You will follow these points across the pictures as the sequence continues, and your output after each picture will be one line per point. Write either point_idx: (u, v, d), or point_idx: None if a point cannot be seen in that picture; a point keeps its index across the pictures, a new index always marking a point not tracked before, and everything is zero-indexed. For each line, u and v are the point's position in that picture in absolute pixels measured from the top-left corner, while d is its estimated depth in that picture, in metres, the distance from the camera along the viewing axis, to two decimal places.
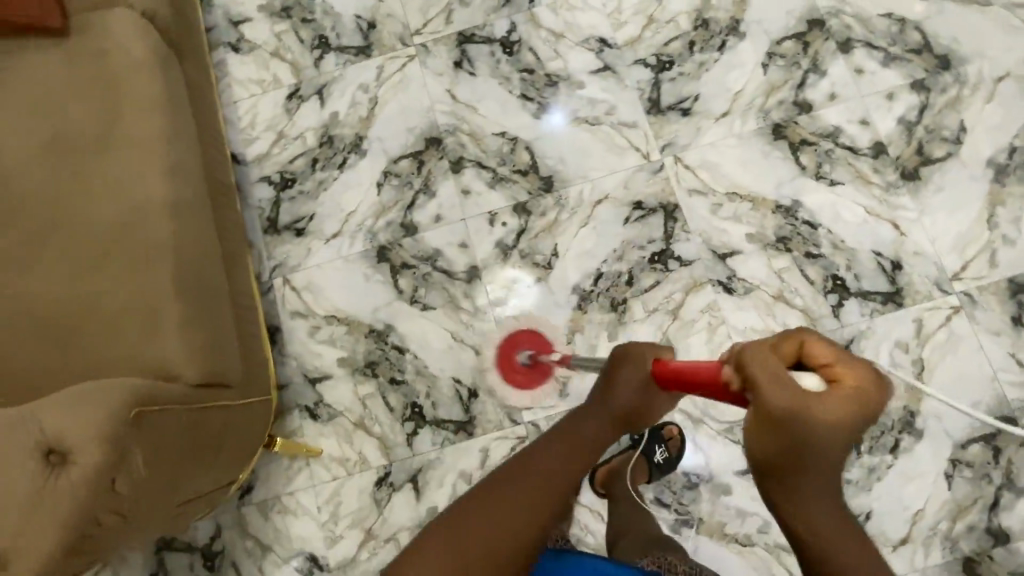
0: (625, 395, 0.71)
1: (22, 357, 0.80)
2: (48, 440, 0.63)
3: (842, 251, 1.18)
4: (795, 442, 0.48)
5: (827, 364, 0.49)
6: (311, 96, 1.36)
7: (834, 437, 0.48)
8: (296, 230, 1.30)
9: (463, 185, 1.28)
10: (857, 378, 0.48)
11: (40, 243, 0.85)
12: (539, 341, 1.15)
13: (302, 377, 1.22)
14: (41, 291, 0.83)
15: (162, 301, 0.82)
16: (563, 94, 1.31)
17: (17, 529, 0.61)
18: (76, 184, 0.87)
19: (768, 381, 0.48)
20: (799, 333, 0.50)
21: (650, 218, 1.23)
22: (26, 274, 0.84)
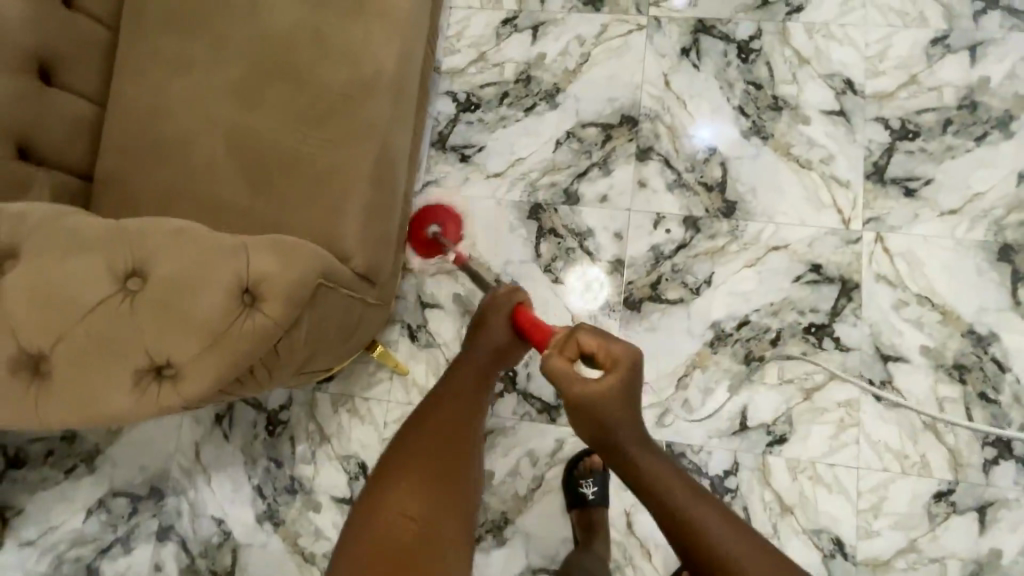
0: (496, 334, 0.90)
1: (219, 182, 0.82)
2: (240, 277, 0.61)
3: (1023, 408, 1.04)
4: (601, 417, 0.74)
5: (594, 349, 0.77)
6: (525, 29, 1.30)
7: (620, 402, 0.74)
8: (461, 155, 1.27)
9: (642, 176, 1.21)
10: (614, 354, 0.76)
11: (268, 82, 0.85)
12: (455, 228, 1.21)
13: (415, 297, 1.22)
14: (253, 125, 0.84)
15: (359, 180, 0.82)
16: (782, 123, 1.19)
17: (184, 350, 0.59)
18: (317, 33, 0.86)
19: (568, 380, 0.75)
20: (576, 333, 0.78)
21: (823, 286, 1.12)
22: (245, 103, 0.85)
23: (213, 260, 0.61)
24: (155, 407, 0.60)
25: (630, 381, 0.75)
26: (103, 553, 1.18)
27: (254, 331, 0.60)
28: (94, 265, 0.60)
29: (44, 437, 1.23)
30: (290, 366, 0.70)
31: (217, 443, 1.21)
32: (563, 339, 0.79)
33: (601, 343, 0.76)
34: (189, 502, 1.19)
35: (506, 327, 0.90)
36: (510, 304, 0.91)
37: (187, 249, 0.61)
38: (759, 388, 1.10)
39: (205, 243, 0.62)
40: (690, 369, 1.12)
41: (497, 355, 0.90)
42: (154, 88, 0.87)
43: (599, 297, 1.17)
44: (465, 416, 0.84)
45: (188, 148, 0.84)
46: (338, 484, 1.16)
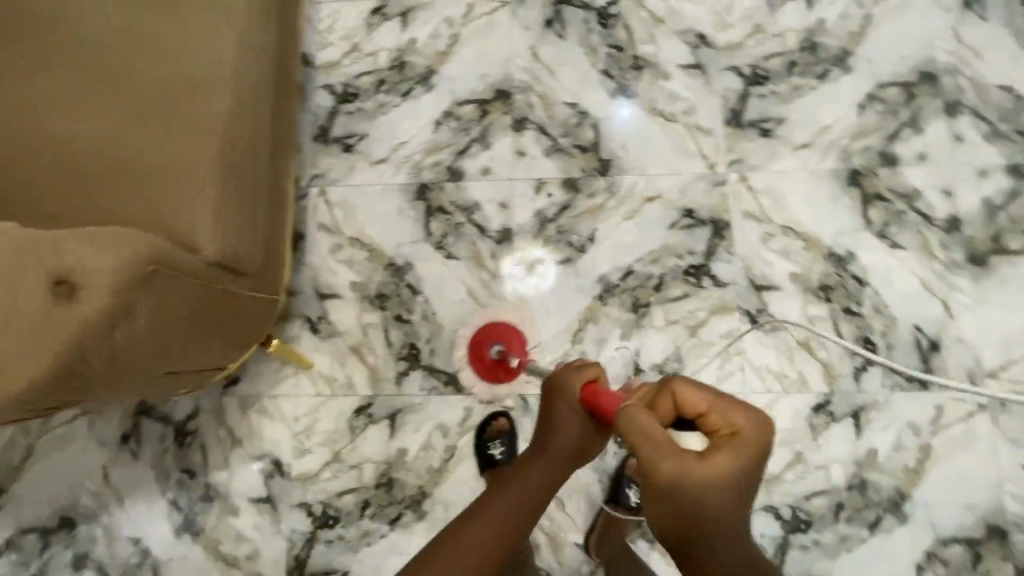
0: (570, 432, 0.86)
1: (64, 186, 0.83)
2: (62, 270, 0.64)
3: (883, 317, 1.13)
4: (700, 504, 0.61)
5: (700, 413, 0.66)
6: (394, 16, 1.32)
7: (726, 488, 0.61)
8: (344, 146, 1.29)
9: (520, 146, 1.25)
10: (733, 424, 0.64)
11: (111, 86, 0.86)
12: (517, 341, 1.13)
13: (312, 291, 1.23)
14: (93, 125, 0.85)
15: (207, 165, 0.82)
16: (645, 81, 1.26)
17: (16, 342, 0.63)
18: (153, 31, 0.88)
19: (658, 443, 0.63)
20: (672, 386, 0.67)
21: (697, 229, 1.19)
22: (86, 105, 0.86)
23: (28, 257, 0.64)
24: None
25: (748, 462, 0.62)
26: None
27: (80, 317, 0.63)
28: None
29: None
30: (138, 355, 0.72)
31: (126, 463, 1.18)
32: (659, 395, 0.68)
33: (712, 406, 0.65)
34: (103, 526, 1.17)
35: (578, 418, 0.84)
36: (575, 387, 0.83)
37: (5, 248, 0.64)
38: (648, 332, 1.16)
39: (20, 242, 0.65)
40: (583, 323, 1.17)
41: (566, 455, 0.87)
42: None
43: (546, 277, 1.19)
44: (512, 527, 0.84)
45: (32, 157, 0.85)
46: (255, 485, 1.16)
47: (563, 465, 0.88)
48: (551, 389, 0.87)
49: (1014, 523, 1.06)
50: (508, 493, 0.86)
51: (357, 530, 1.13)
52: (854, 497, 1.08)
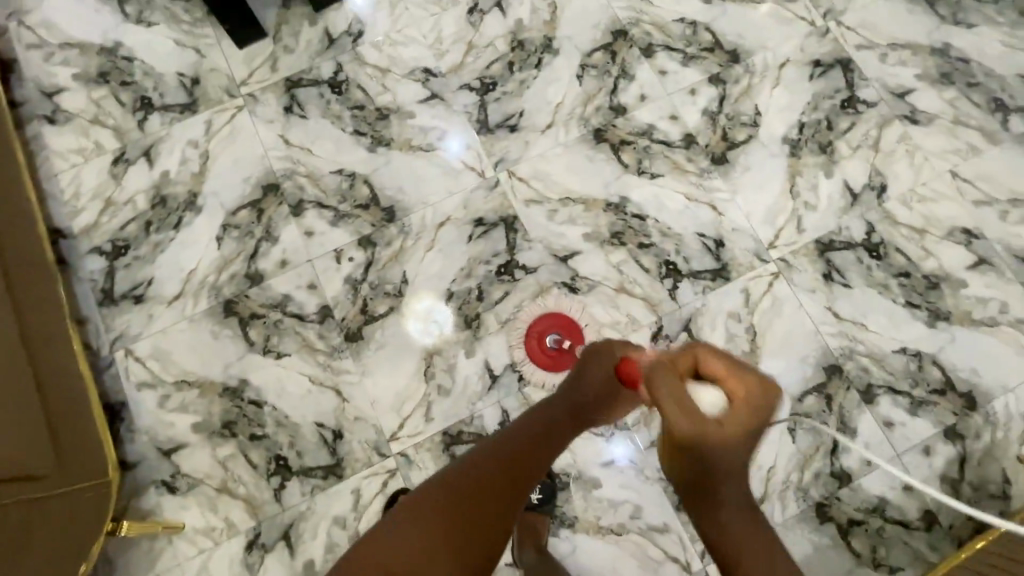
0: (590, 382, 0.83)
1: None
2: None
3: (671, 238, 1.27)
4: (701, 451, 0.61)
5: (720, 373, 0.65)
6: (138, 158, 1.32)
7: (740, 445, 0.62)
8: (134, 298, 1.25)
9: (307, 227, 1.28)
10: (746, 386, 0.64)
11: None
12: (574, 330, 1.21)
13: (156, 451, 1.16)
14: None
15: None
16: (395, 125, 1.34)
17: None
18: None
19: (666, 387, 0.63)
20: (695, 347, 0.68)
21: (492, 232, 1.27)
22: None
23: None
24: None
25: (756, 424, 0.62)
26: None
27: None
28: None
29: None
30: None
31: None
32: (678, 352, 0.68)
33: (733, 370, 0.65)
34: None
35: (607, 377, 0.82)
36: (615, 351, 0.84)
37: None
38: (489, 340, 1.21)
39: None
40: (430, 359, 1.20)
41: (576, 410, 0.84)
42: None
43: (445, 322, 1.22)
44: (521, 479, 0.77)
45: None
46: None
47: (575, 420, 0.84)
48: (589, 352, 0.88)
49: (842, 355, 1.21)
50: (505, 444, 0.81)
51: None
52: None
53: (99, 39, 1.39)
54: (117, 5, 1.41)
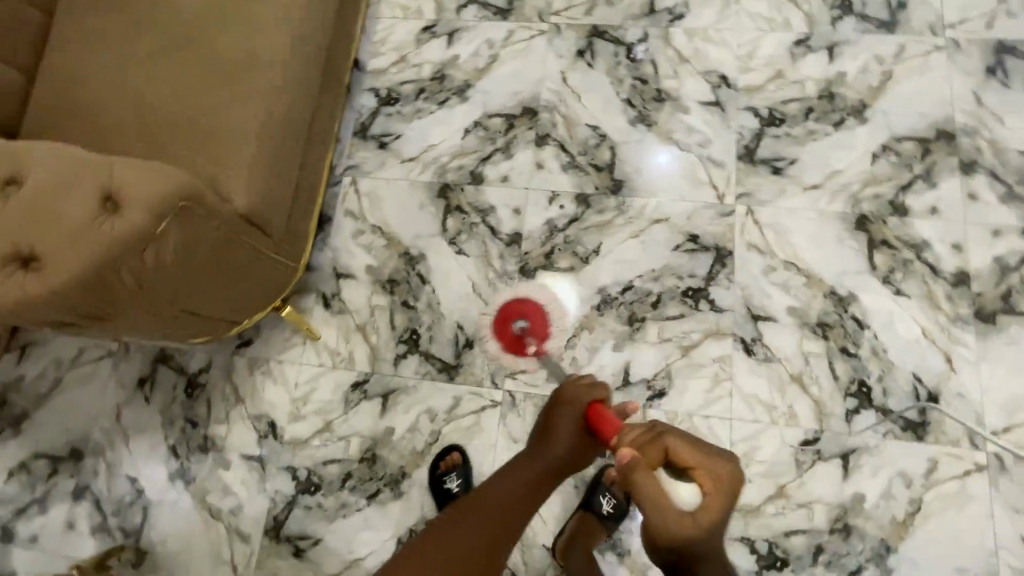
0: (560, 441, 0.89)
1: (108, 131, 0.93)
2: (108, 190, 0.77)
3: (881, 361, 1.12)
4: (675, 545, 0.67)
5: (693, 467, 0.69)
6: (442, 35, 1.46)
7: (712, 532, 0.67)
8: (380, 142, 1.40)
9: (540, 159, 1.33)
10: (715, 478, 0.68)
11: (178, 57, 0.96)
12: (542, 329, 1.09)
13: (330, 269, 1.32)
14: (141, 84, 0.95)
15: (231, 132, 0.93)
16: (665, 112, 1.33)
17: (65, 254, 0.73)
18: (209, 11, 0.99)
19: (643, 486, 0.68)
20: (663, 440, 0.71)
21: (700, 254, 1.22)
22: (137, 69, 0.96)
23: (99, 180, 0.76)
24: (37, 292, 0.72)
25: (731, 507, 0.67)
26: (19, 514, 1.24)
27: (118, 232, 0.73)
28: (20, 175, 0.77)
29: None
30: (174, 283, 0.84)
31: (139, 405, 1.28)
32: (645, 439, 0.73)
33: (701, 463, 0.69)
34: (106, 462, 1.25)
35: (576, 431, 0.89)
36: (582, 401, 0.90)
37: (66, 168, 0.76)
38: (641, 346, 1.18)
39: (95, 166, 0.77)
40: (579, 330, 1.21)
41: (553, 464, 0.89)
42: (54, 58, 0.98)
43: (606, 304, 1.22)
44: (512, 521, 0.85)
45: (84, 103, 0.95)
46: (248, 443, 1.22)
47: (558, 470, 0.90)
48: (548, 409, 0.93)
49: None
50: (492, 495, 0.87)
51: (334, 501, 1.17)
52: (835, 540, 1.05)
53: None
54: None
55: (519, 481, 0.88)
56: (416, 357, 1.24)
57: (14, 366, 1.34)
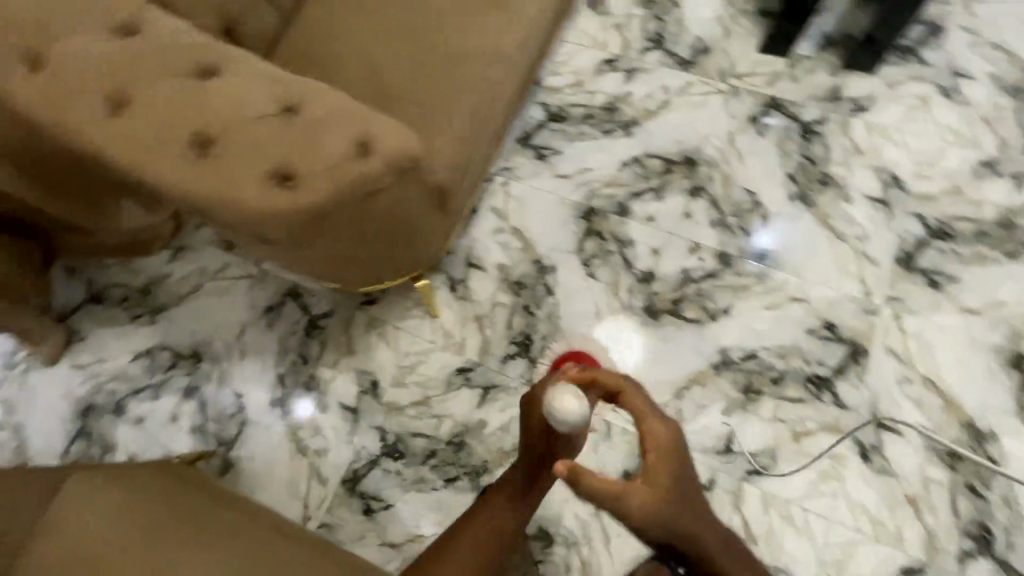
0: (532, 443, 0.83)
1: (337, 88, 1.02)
2: (358, 131, 0.76)
3: (1010, 511, 1.06)
4: (661, 515, 0.64)
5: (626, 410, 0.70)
6: (622, 71, 1.51)
7: (671, 481, 0.66)
8: (538, 154, 1.45)
9: (690, 209, 1.34)
10: (630, 399, 0.71)
11: (415, 36, 1.04)
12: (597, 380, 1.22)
13: (464, 256, 1.37)
14: (384, 48, 1.04)
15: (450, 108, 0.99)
16: (827, 196, 1.32)
17: (310, 178, 0.73)
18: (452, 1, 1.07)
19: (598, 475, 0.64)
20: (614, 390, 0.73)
21: (834, 344, 1.19)
22: (383, 34, 1.05)
23: (361, 126, 0.76)
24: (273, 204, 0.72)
25: (678, 450, 0.68)
26: (135, 393, 1.36)
27: (363, 171, 0.75)
28: (288, 91, 0.76)
29: (125, 284, 1.47)
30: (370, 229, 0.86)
31: (261, 329, 1.37)
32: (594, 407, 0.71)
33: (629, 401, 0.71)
34: (220, 371, 1.34)
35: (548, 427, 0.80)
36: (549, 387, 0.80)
37: (323, 97, 0.77)
38: (752, 418, 1.16)
39: (360, 110, 0.77)
40: (690, 383, 1.20)
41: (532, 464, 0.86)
42: (310, 14, 1.09)
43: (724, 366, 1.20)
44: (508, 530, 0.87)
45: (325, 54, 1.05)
46: (349, 393, 1.28)
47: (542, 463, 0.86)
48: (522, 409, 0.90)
49: None
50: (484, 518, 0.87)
51: (413, 473, 1.20)
52: None
53: None
54: None
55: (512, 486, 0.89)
56: (524, 361, 1.27)
57: (165, 263, 1.47)
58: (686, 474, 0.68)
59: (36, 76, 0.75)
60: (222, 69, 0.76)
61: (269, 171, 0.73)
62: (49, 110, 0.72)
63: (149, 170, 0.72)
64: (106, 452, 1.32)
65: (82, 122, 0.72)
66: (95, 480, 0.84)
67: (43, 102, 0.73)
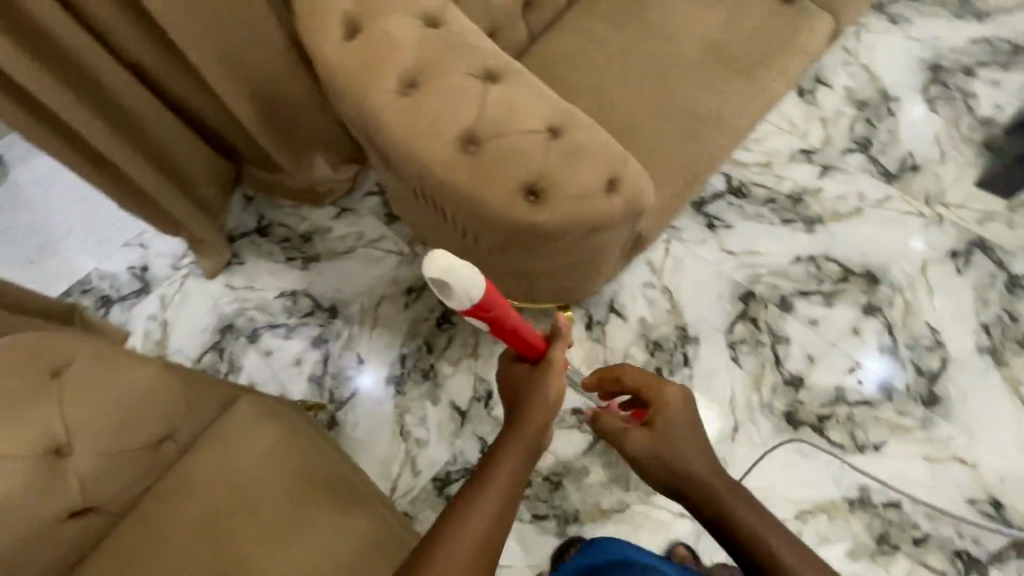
0: (529, 399, 0.75)
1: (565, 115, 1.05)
2: (610, 170, 0.78)
3: None
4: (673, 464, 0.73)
5: (636, 384, 0.81)
6: (817, 165, 1.44)
7: (682, 434, 0.75)
8: (708, 222, 1.39)
9: (860, 327, 1.26)
10: (635, 372, 0.82)
11: (654, 86, 1.07)
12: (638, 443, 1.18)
13: (607, 298, 1.34)
14: (617, 89, 1.07)
15: (667, 166, 1.01)
16: (1021, 362, 1.21)
17: (555, 203, 0.76)
18: (696, 66, 1.09)
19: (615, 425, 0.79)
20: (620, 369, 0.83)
21: (995, 527, 1.10)
22: (621, 76, 1.08)
23: (612, 171, 0.78)
24: (512, 214, 0.76)
25: (685, 411, 0.77)
26: (269, 327, 1.45)
27: (603, 209, 0.78)
28: (559, 116, 0.79)
29: (288, 226, 1.59)
30: (568, 257, 0.89)
31: (396, 306, 1.42)
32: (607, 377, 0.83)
33: (643, 381, 0.81)
34: (349, 333, 1.41)
35: (536, 383, 0.77)
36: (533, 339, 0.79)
37: (587, 129, 0.80)
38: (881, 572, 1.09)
39: (617, 155, 0.79)
40: (817, 510, 1.13)
41: (530, 421, 0.73)
42: (554, 41, 1.13)
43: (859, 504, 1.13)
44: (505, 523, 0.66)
45: (561, 80, 1.09)
46: (463, 396, 1.31)
47: (539, 426, 0.74)
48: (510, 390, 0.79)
49: None
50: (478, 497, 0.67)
51: None
52: None
53: (889, 83, 1.51)
54: (928, 79, 1.50)
55: (511, 455, 0.71)
56: None
57: (329, 218, 1.58)
58: (693, 435, 0.76)
59: (346, 43, 0.82)
60: (509, 80, 0.80)
61: (519, 182, 0.76)
62: (354, 72, 0.79)
63: (417, 149, 0.77)
64: (231, 372, 1.41)
65: (374, 86, 0.78)
66: (238, 423, 0.88)
67: (351, 64, 0.80)
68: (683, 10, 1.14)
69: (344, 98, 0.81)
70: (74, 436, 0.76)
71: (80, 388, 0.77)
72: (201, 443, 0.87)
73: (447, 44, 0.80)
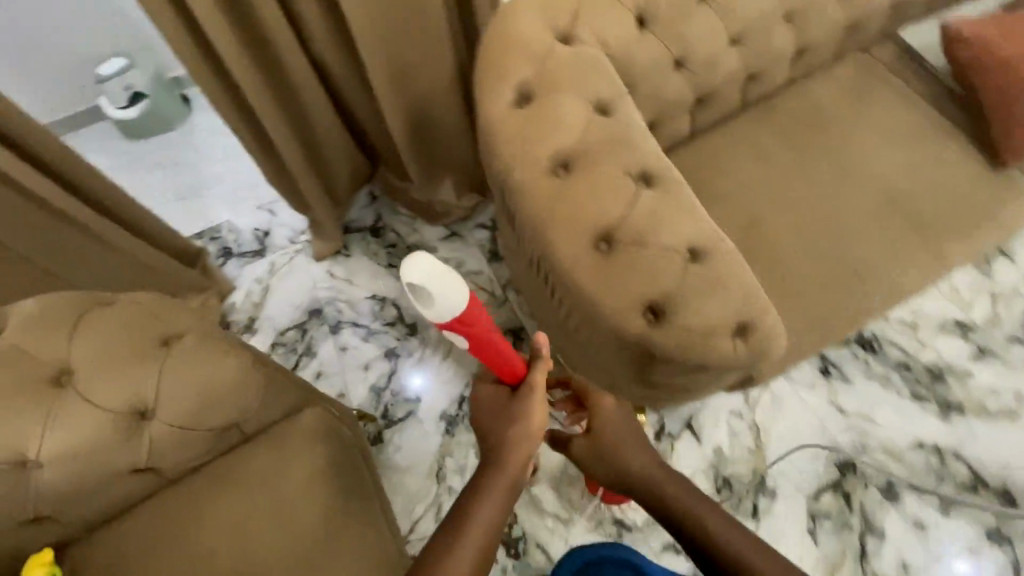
0: (509, 419, 0.84)
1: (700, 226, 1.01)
2: (743, 314, 0.72)
3: None
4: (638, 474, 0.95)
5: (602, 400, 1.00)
6: (973, 346, 1.24)
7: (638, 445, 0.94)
8: (823, 368, 1.24)
9: (974, 550, 1.10)
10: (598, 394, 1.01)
11: (806, 228, 1.02)
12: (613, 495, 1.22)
13: (687, 413, 1.23)
14: (764, 215, 1.02)
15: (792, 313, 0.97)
16: None
17: (674, 333, 0.71)
18: (853, 220, 1.03)
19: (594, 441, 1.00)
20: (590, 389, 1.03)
21: None
22: (771, 203, 1.04)
23: (743, 314, 0.72)
24: (625, 328, 0.72)
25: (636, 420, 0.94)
26: (353, 324, 1.50)
27: (723, 354, 0.71)
28: (704, 240, 0.74)
29: (399, 233, 1.66)
30: (663, 378, 0.83)
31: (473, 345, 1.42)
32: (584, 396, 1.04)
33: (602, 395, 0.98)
34: (421, 354, 1.42)
35: (513, 407, 0.85)
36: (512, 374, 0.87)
37: (733, 264, 0.74)
38: None
39: (754, 299, 0.73)
40: None
41: (513, 438, 0.83)
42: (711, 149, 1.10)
43: None
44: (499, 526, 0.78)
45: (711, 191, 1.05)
46: None
47: (519, 441, 0.83)
48: (490, 414, 0.87)
49: None
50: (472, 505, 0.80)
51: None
52: None
53: None
54: None
55: (501, 469, 0.82)
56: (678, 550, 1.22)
57: (437, 236, 1.65)
58: None
59: (516, 106, 0.81)
60: (664, 189, 0.77)
61: (643, 299, 0.71)
62: (511, 136, 0.78)
63: (551, 232, 0.74)
64: (306, 354, 1.47)
65: (530, 156, 0.77)
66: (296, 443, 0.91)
67: (512, 129, 0.79)
68: (857, 158, 1.09)
69: (495, 157, 0.80)
70: (159, 407, 0.80)
71: (177, 370, 0.80)
72: (265, 436, 0.92)
73: (613, 137, 0.78)
